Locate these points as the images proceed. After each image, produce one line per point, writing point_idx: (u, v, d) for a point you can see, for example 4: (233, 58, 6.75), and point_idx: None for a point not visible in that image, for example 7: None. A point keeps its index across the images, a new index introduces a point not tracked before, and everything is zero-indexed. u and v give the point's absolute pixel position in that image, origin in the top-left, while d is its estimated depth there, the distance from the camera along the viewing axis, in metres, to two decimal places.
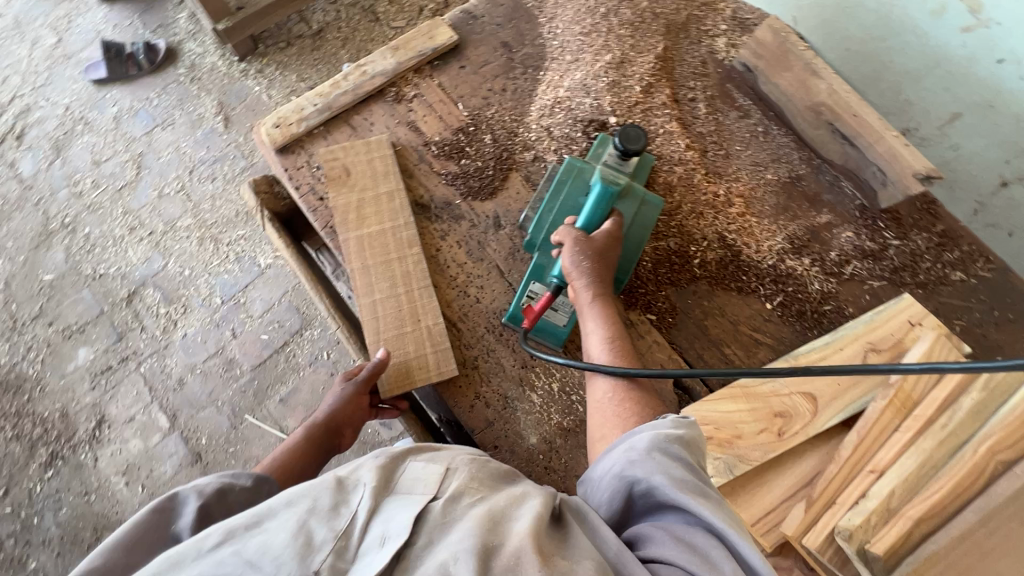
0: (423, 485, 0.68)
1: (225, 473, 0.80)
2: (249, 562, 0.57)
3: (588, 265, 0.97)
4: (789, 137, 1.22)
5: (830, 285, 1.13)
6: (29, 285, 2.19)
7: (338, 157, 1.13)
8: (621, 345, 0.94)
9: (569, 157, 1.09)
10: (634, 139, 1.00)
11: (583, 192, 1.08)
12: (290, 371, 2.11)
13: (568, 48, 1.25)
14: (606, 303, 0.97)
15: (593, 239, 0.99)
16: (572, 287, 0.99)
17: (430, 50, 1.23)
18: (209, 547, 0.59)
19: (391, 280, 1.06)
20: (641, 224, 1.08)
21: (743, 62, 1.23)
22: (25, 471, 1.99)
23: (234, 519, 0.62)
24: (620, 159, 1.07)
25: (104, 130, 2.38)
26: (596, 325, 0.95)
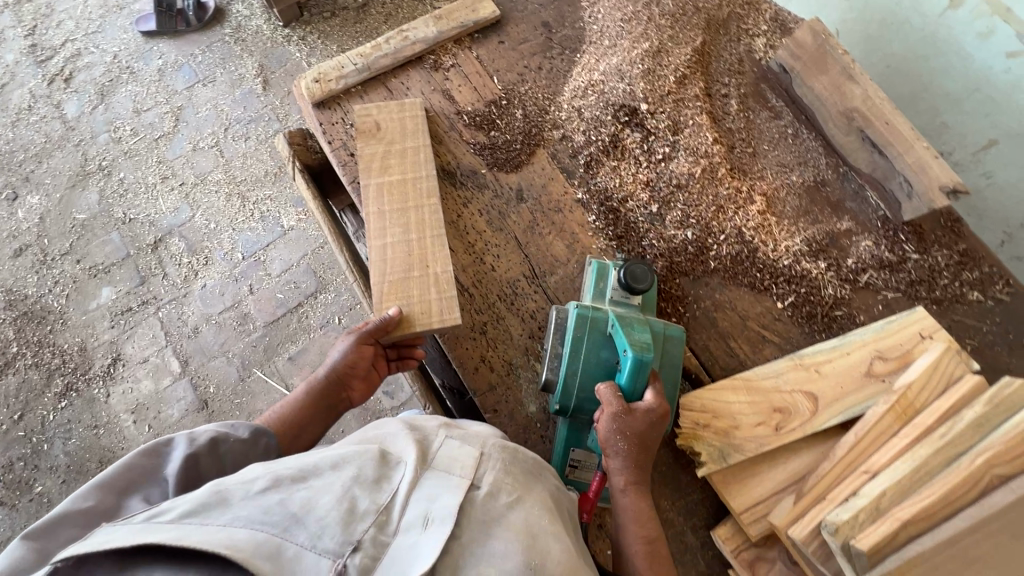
0: (459, 468, 0.76)
1: (223, 423, 0.86)
2: (295, 515, 0.61)
3: (625, 448, 0.85)
4: (819, 142, 1.22)
5: (844, 290, 1.13)
6: (62, 222, 2.26)
7: (371, 114, 1.16)
8: (659, 546, 0.82)
9: (577, 307, 0.97)
10: (639, 278, 1.00)
11: (603, 342, 0.96)
12: (301, 331, 2.16)
13: (607, 33, 1.27)
14: (644, 491, 0.86)
15: (630, 414, 0.86)
16: (609, 465, 0.87)
17: (471, 22, 1.25)
18: (257, 490, 0.63)
19: (405, 227, 1.07)
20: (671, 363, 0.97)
21: (780, 62, 1.23)
22: (39, 399, 2.05)
23: (279, 470, 0.66)
24: (628, 294, 1.01)
25: (147, 80, 2.46)
26: (631, 519, 0.83)
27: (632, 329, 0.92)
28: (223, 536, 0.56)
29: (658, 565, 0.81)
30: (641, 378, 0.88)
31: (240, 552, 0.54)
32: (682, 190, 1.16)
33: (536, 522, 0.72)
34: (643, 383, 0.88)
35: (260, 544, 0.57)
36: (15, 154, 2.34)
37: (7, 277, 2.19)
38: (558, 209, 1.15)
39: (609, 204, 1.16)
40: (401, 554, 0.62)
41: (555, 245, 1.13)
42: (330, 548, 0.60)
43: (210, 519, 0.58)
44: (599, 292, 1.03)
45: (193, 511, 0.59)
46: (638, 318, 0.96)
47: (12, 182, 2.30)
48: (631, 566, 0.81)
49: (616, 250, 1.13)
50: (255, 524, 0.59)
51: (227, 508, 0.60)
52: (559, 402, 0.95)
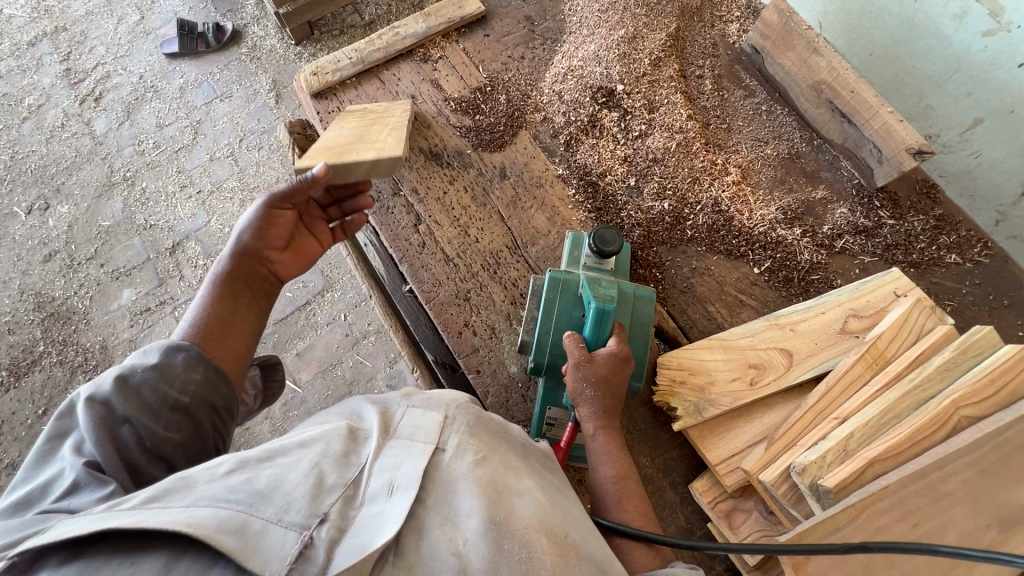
0: (423, 434, 0.75)
1: (128, 359, 0.81)
2: (261, 493, 0.61)
3: (593, 394, 0.89)
4: (792, 117, 1.26)
5: (820, 256, 1.15)
6: (88, 229, 2.41)
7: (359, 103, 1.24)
8: (629, 485, 0.86)
9: (550, 272, 1.01)
10: (608, 241, 1.00)
11: (574, 303, 0.99)
12: (309, 329, 2.24)
13: (586, 23, 1.34)
14: (614, 435, 0.89)
15: (594, 362, 0.90)
16: (578, 414, 0.90)
17: (458, 18, 1.34)
18: (222, 473, 0.63)
19: (361, 127, 1.10)
20: (640, 324, 1.00)
21: (752, 43, 1.29)
22: (62, 395, 2.16)
23: (245, 454, 0.67)
24: (599, 258, 1.03)
25: (170, 98, 2.63)
26: (603, 460, 0.87)
27: (599, 286, 0.96)
28: (183, 516, 0.55)
29: (626, 504, 0.84)
30: (607, 327, 0.93)
31: (200, 528, 0.53)
32: (659, 163, 1.21)
33: (504, 478, 0.71)
34: (608, 333, 0.93)
35: (224, 520, 0.56)
36: (48, 167, 2.51)
37: (36, 281, 2.32)
38: (540, 184, 1.22)
39: (588, 178, 1.21)
40: (368, 525, 0.62)
41: (537, 218, 1.19)
42: (296, 522, 0.60)
43: (171, 502, 0.58)
44: (573, 258, 1.06)
45: (155, 496, 0.59)
46: (609, 280, 1.00)
47: (44, 193, 2.46)
48: (605, 505, 0.85)
49: (595, 220, 1.18)
50: (218, 502, 0.58)
51: (191, 490, 0.60)
52: (534, 362, 0.98)
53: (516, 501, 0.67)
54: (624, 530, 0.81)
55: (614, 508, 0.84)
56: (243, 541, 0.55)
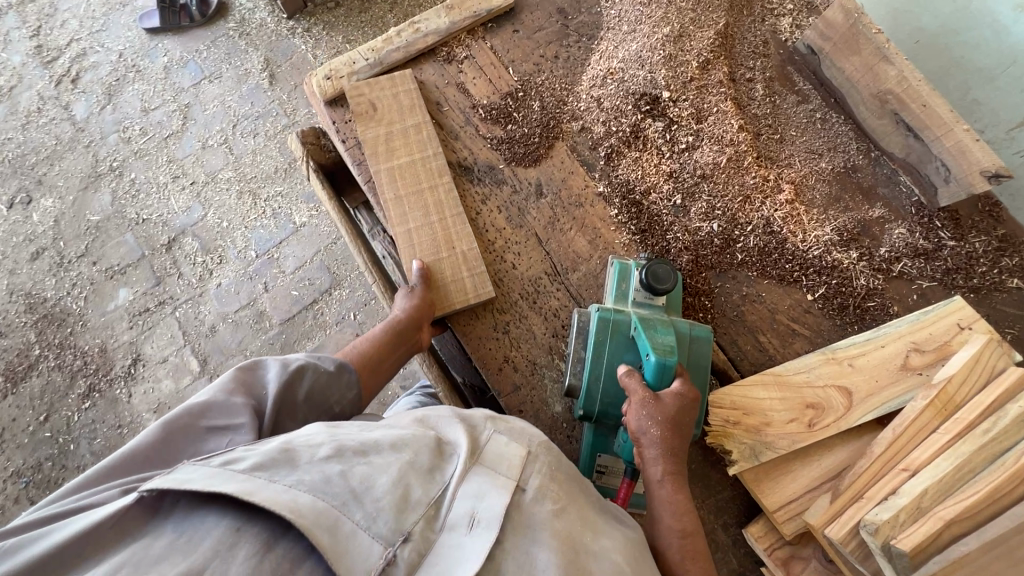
0: (506, 466, 0.74)
1: (312, 355, 0.94)
2: (353, 490, 0.62)
3: (658, 436, 0.84)
4: (849, 126, 1.17)
5: (877, 281, 1.09)
6: (76, 224, 2.27)
7: (364, 93, 1.14)
8: (696, 541, 0.82)
9: (599, 311, 0.96)
10: (662, 278, 0.95)
11: (626, 346, 0.95)
12: (317, 329, 2.16)
13: (626, 18, 1.22)
14: (682, 485, 0.85)
15: (661, 402, 0.85)
16: (644, 454, 0.85)
17: (484, 11, 1.21)
18: (320, 458, 0.65)
19: (424, 209, 1.09)
20: (694, 361, 0.95)
21: (808, 43, 1.18)
22: (64, 400, 2.08)
23: (344, 441, 0.68)
24: (650, 295, 0.98)
25: (153, 78, 2.44)
26: (671, 512, 0.83)
27: (657, 332, 0.91)
28: (287, 499, 0.57)
29: (694, 563, 0.80)
30: (667, 377, 0.88)
31: (302, 517, 0.56)
32: (707, 180, 1.12)
33: (577, 535, 0.71)
34: (670, 378, 0.88)
35: (321, 511, 0.58)
36: (27, 157, 2.34)
37: (25, 281, 2.21)
38: (579, 203, 1.13)
39: (631, 197, 1.13)
40: (447, 555, 0.63)
41: (577, 240, 1.10)
42: (382, 534, 0.61)
43: (277, 476, 0.61)
44: (621, 293, 1.00)
45: (262, 465, 0.62)
46: (663, 320, 0.95)
47: (25, 185, 2.31)
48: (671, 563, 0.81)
49: (639, 244, 1.11)
50: (317, 491, 0.60)
51: (293, 468, 0.62)
52: (583, 409, 0.95)
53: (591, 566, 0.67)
54: None
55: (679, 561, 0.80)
56: (336, 541, 0.57)
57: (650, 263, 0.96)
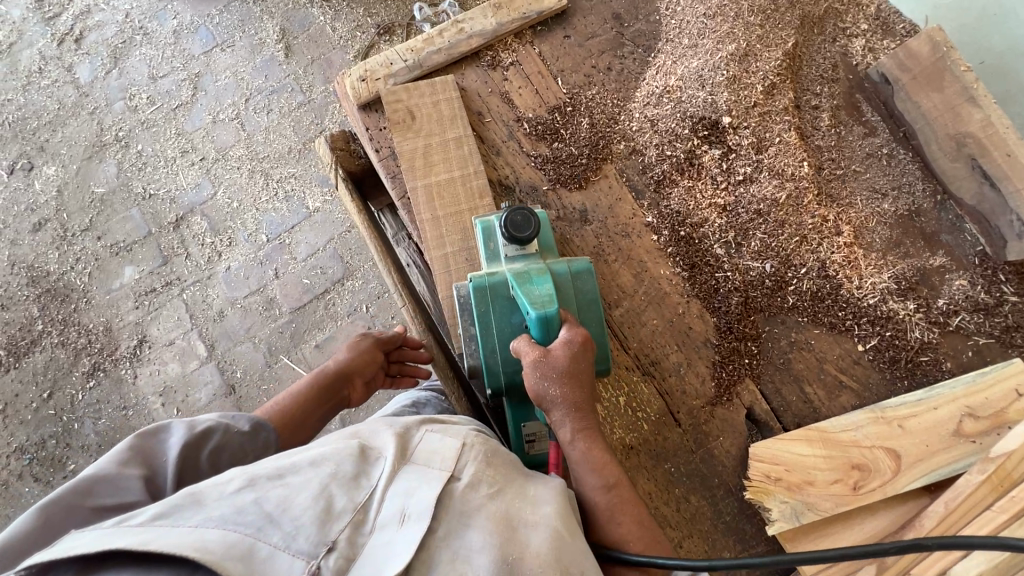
0: (440, 460, 0.71)
1: (224, 415, 0.88)
2: (269, 514, 0.58)
3: (557, 392, 0.81)
4: (916, 165, 1.10)
5: (932, 334, 1.03)
6: (80, 196, 2.18)
7: (401, 99, 1.06)
8: (621, 492, 0.76)
9: (471, 282, 0.91)
10: (522, 226, 0.88)
11: (509, 307, 0.91)
12: (328, 319, 2.09)
13: (687, 30, 1.13)
14: (595, 436, 0.80)
15: (551, 357, 0.82)
16: (551, 419, 0.82)
17: (535, 14, 1.12)
18: (232, 491, 0.61)
19: (463, 232, 1.02)
20: (583, 303, 0.92)
21: (883, 72, 1.11)
22: (68, 378, 2.04)
23: (256, 471, 0.64)
24: (520, 246, 0.92)
25: (162, 43, 2.31)
26: (590, 469, 0.77)
27: (531, 287, 0.87)
28: (191, 538, 0.53)
29: (621, 513, 0.75)
30: (554, 328, 0.85)
31: (207, 553, 0.51)
32: (763, 216, 1.06)
33: (519, 508, 0.68)
34: (557, 328, 0.85)
35: (231, 544, 0.54)
36: (28, 121, 2.24)
37: (27, 253, 2.14)
38: (626, 233, 1.06)
39: (681, 229, 1.06)
40: (378, 556, 0.59)
41: (621, 274, 1.05)
42: (304, 550, 0.56)
43: (180, 520, 0.56)
44: (491, 253, 0.94)
45: (162, 514, 0.57)
46: (538, 267, 0.91)
47: (27, 151, 2.22)
48: (594, 523, 0.76)
49: (687, 282, 1.05)
50: (227, 524, 0.56)
51: (199, 509, 0.58)
52: (491, 386, 0.92)
53: (531, 536, 0.65)
54: (629, 557, 0.70)
55: (607, 521, 0.75)
56: (249, 567, 0.52)
57: (507, 214, 0.90)
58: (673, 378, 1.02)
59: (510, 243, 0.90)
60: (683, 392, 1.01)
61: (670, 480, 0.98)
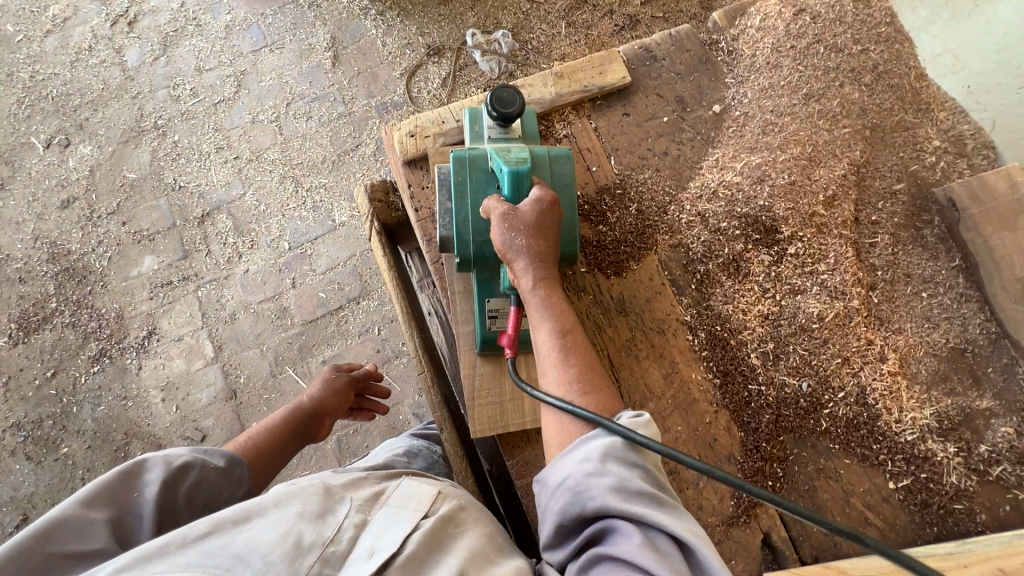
0: (415, 503, 0.71)
1: (199, 450, 0.84)
2: (236, 554, 0.56)
3: (523, 243, 0.81)
4: (972, 297, 1.05)
5: (970, 481, 0.96)
6: (111, 179, 2.18)
7: (448, 160, 1.03)
8: (573, 338, 0.78)
9: (453, 152, 0.94)
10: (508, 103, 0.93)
11: (486, 179, 0.94)
12: (338, 336, 2.07)
13: (750, 126, 1.09)
14: (556, 289, 0.82)
15: (519, 212, 0.83)
16: (514, 270, 0.82)
17: (596, 88, 1.09)
18: (195, 537, 0.57)
19: (492, 308, 0.97)
20: (560, 182, 0.94)
21: (951, 198, 1.07)
22: (73, 360, 2.03)
23: (218, 514, 0.61)
24: (503, 128, 0.98)
25: (213, 36, 2.32)
26: (545, 317, 0.79)
27: (509, 153, 0.90)
28: None
29: (571, 356, 0.76)
30: (525, 187, 0.88)
31: None
32: (806, 331, 1.01)
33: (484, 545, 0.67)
34: (530, 185, 0.87)
35: None
36: (71, 97, 2.25)
37: (52, 229, 2.14)
38: (661, 328, 1.02)
39: (719, 333, 1.02)
40: None
41: (651, 372, 1.00)
42: None
43: (143, 571, 0.53)
44: (475, 133, 0.98)
45: (122, 568, 0.54)
46: (518, 146, 0.94)
47: (66, 127, 2.22)
48: (547, 370, 0.77)
49: (717, 389, 1.00)
50: (193, 568, 0.54)
51: (162, 559, 0.55)
52: (460, 254, 0.93)
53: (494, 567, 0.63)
54: (560, 399, 0.72)
55: (557, 365, 0.76)
56: None
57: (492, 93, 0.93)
58: (690, 490, 0.97)
59: (493, 120, 0.95)
60: (699, 506, 0.97)
61: None
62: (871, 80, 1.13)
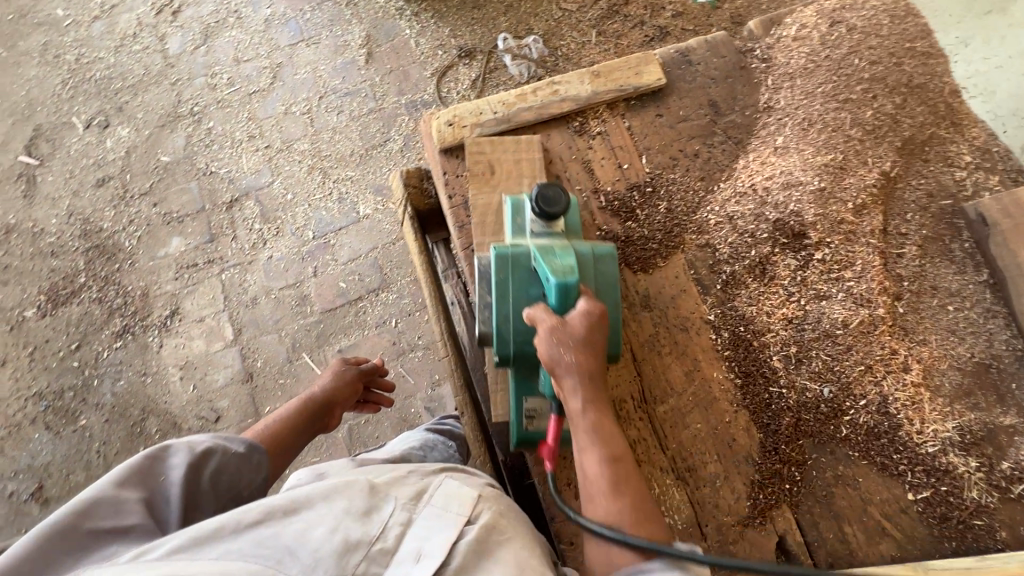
0: (457, 504, 0.69)
1: (220, 436, 0.87)
2: (286, 547, 0.59)
3: (572, 360, 0.78)
4: (998, 312, 1.05)
5: (991, 498, 0.95)
6: (146, 161, 2.24)
7: (484, 150, 1.06)
8: (624, 467, 0.74)
9: (494, 249, 0.90)
10: (554, 200, 0.88)
11: (529, 278, 0.90)
12: (355, 326, 2.09)
13: (782, 133, 1.11)
14: (604, 411, 0.78)
15: (568, 325, 0.80)
16: (562, 388, 0.79)
17: (632, 88, 1.12)
18: (248, 522, 0.61)
19: None
20: (605, 281, 0.91)
21: (982, 212, 1.07)
22: (98, 334, 2.08)
23: (270, 500, 0.64)
24: (546, 223, 0.92)
25: (252, 30, 2.39)
26: (594, 443, 0.75)
27: (554, 257, 0.85)
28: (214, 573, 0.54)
29: (624, 488, 0.73)
30: (572, 298, 0.83)
31: None
32: (830, 337, 1.01)
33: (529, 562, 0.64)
34: (577, 295, 0.83)
35: None
36: (113, 81, 2.32)
37: (86, 206, 2.20)
38: (684, 326, 1.03)
39: (743, 335, 1.02)
40: None
41: (673, 368, 1.01)
42: None
43: (199, 554, 0.57)
44: (518, 227, 0.93)
45: (181, 546, 0.58)
46: (562, 244, 0.89)
47: (106, 109, 2.30)
48: (596, 499, 0.73)
49: (738, 389, 1.01)
50: (247, 557, 0.57)
51: (217, 542, 0.59)
52: (499, 354, 0.90)
53: None
54: (616, 536, 0.68)
55: (608, 495, 0.72)
56: None
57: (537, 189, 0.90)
58: (707, 488, 0.97)
59: (538, 214, 0.90)
60: (715, 504, 0.97)
61: None
62: (904, 93, 1.14)
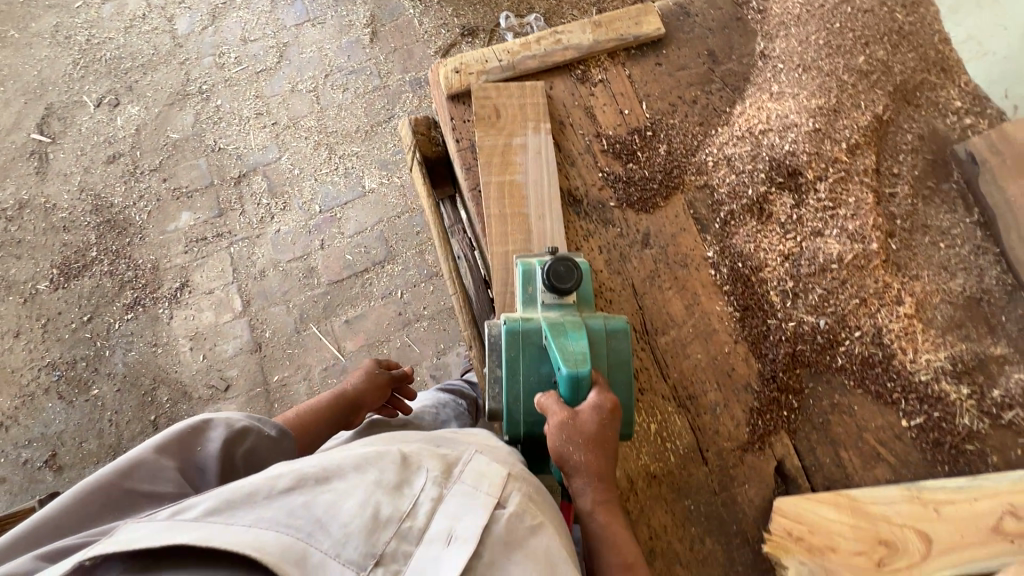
0: (488, 483, 0.67)
1: (256, 417, 0.88)
2: (318, 519, 0.59)
3: (581, 460, 0.77)
4: (988, 248, 1.08)
5: (982, 424, 0.98)
6: (155, 138, 2.29)
7: (490, 97, 1.10)
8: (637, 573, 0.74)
9: (505, 325, 0.89)
10: (563, 277, 0.87)
11: (540, 356, 0.89)
12: (362, 297, 2.13)
13: (777, 79, 1.15)
14: (615, 510, 0.78)
15: (579, 420, 0.78)
16: (571, 485, 0.79)
17: (632, 37, 1.15)
18: (281, 489, 0.61)
19: (526, 234, 1.04)
20: (618, 361, 0.89)
21: (972, 152, 1.10)
22: (109, 306, 2.12)
23: (303, 469, 0.64)
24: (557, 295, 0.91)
25: (258, 10, 2.44)
26: (605, 545, 0.75)
27: (566, 341, 0.83)
28: (249, 539, 0.55)
29: None
30: (583, 389, 0.80)
31: (264, 554, 0.53)
32: (825, 272, 1.05)
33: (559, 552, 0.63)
34: (587, 389, 0.80)
35: (287, 546, 0.56)
36: (123, 61, 2.37)
37: (97, 182, 2.24)
38: (684, 262, 1.07)
39: (740, 270, 1.06)
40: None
41: (673, 303, 1.05)
42: (353, 560, 0.57)
43: (234, 519, 0.57)
44: (528, 298, 0.92)
45: (217, 509, 0.59)
46: (574, 321, 0.87)
47: (115, 88, 2.34)
48: None
49: (736, 322, 1.04)
50: (279, 527, 0.57)
51: (251, 507, 0.59)
52: (509, 433, 0.90)
53: None
54: None
55: None
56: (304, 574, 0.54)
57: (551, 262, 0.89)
58: (707, 416, 1.01)
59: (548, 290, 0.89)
60: (716, 431, 1.00)
61: (687, 518, 0.97)
62: (895, 41, 1.18)
